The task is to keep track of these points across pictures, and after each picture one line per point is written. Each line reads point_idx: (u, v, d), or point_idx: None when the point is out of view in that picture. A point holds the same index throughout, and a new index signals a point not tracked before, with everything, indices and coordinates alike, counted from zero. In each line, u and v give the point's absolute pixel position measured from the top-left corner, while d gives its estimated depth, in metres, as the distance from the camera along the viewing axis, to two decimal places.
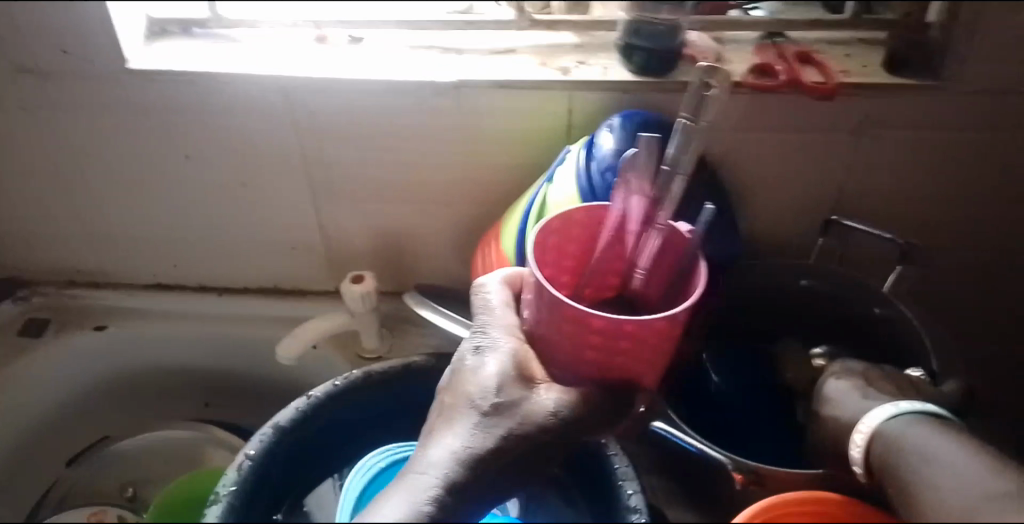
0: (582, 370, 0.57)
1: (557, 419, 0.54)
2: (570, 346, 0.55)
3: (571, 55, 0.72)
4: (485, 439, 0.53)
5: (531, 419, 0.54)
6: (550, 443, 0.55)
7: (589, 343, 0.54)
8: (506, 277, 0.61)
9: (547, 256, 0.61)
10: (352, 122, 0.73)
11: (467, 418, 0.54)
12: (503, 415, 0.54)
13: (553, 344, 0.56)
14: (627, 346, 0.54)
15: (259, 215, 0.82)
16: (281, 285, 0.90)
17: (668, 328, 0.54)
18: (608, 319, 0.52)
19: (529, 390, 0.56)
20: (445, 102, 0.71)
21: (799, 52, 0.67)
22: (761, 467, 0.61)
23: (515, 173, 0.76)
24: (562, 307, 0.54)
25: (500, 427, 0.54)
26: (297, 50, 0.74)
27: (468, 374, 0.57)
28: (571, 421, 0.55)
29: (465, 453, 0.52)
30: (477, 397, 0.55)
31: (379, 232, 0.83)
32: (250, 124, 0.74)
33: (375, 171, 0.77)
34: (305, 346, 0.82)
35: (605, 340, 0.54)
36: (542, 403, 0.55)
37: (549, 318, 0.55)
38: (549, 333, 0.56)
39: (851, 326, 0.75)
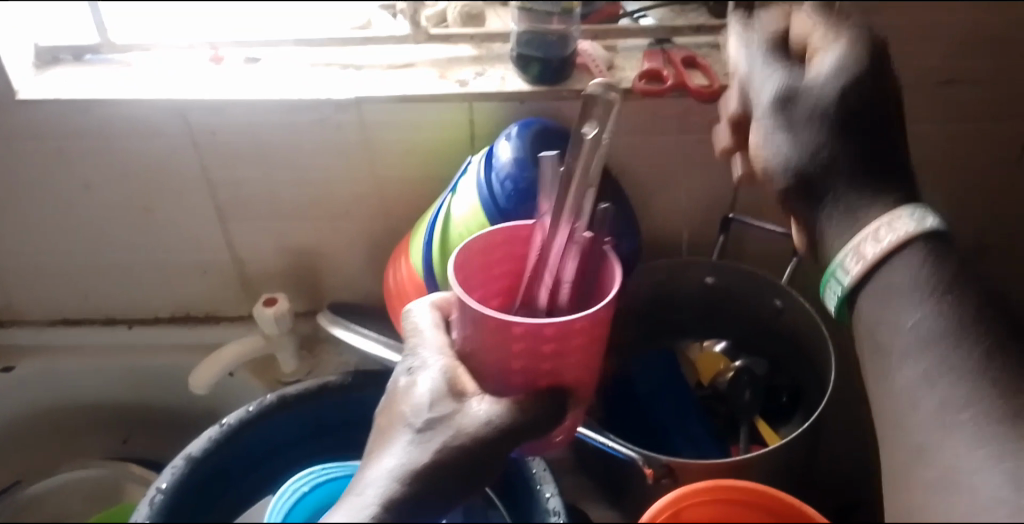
0: (513, 381, 0.55)
1: (492, 428, 0.52)
2: (493, 361, 0.55)
3: (469, 66, 0.74)
4: (419, 455, 0.50)
5: (465, 429, 0.51)
6: (488, 456, 0.52)
7: (513, 353, 0.54)
8: (436, 300, 0.60)
9: (475, 279, 0.61)
10: (254, 142, 0.73)
11: (400, 438, 0.52)
12: (437, 429, 0.52)
13: (477, 361, 0.56)
14: (550, 350, 0.53)
15: (166, 241, 0.81)
16: (195, 312, 0.88)
17: (588, 327, 0.54)
18: (527, 324, 0.52)
19: (463, 403, 0.53)
20: (347, 118, 0.71)
21: (685, 57, 0.70)
22: (669, 460, 0.62)
23: (423, 185, 0.77)
24: (481, 318, 0.53)
25: (435, 439, 0.51)
26: (192, 71, 0.73)
27: (402, 394, 0.55)
28: (506, 429, 0.52)
29: (400, 472, 0.50)
30: (410, 416, 0.53)
31: (292, 252, 0.82)
32: (150, 149, 0.73)
33: (283, 191, 0.77)
34: (220, 372, 0.81)
35: (527, 348, 0.53)
36: (475, 414, 0.52)
37: (474, 333, 0.54)
38: (475, 348, 0.55)
39: (758, 321, 0.76)
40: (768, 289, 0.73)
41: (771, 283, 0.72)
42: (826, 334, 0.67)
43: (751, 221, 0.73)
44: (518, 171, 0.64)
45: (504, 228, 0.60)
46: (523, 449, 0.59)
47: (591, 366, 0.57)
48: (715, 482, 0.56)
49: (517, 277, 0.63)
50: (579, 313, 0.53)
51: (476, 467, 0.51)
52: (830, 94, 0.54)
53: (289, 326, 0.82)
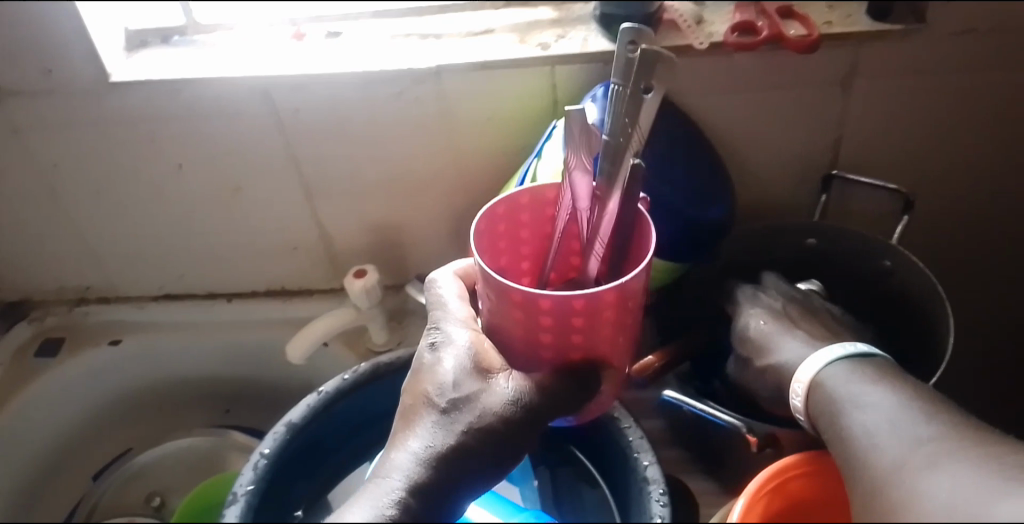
0: (544, 355, 0.54)
1: (516, 408, 0.52)
2: (522, 333, 0.53)
3: (549, 29, 0.72)
4: (444, 437, 0.51)
5: (489, 410, 0.52)
6: (512, 435, 0.53)
7: (542, 326, 0.51)
8: (460, 271, 0.61)
9: (499, 243, 0.61)
10: (337, 117, 0.73)
11: (425, 418, 0.53)
12: (461, 409, 0.52)
13: (505, 333, 0.54)
14: (581, 323, 0.51)
15: (257, 218, 0.82)
16: (287, 287, 0.89)
17: (621, 297, 0.51)
18: (554, 298, 0.49)
19: (487, 381, 0.54)
20: (428, 89, 0.70)
21: (779, 8, 0.66)
22: (774, 429, 0.60)
23: (506, 155, 0.76)
24: (506, 292, 0.51)
25: (459, 421, 0.52)
26: (274, 49, 0.74)
27: (425, 372, 0.55)
28: (531, 408, 0.53)
29: (423, 455, 0.50)
30: (434, 395, 0.53)
31: (377, 226, 0.83)
32: (238, 128, 0.74)
33: (367, 165, 0.77)
34: (313, 345, 0.82)
35: (557, 321, 0.51)
36: (499, 392, 0.53)
37: (500, 305, 0.52)
38: (501, 321, 0.54)
39: (865, 285, 0.73)
40: (876, 249, 0.69)
41: (880, 243, 0.69)
42: (948, 306, 0.64)
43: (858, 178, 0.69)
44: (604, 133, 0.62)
45: (529, 189, 0.58)
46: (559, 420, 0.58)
47: (624, 338, 0.55)
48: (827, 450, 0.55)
49: (544, 236, 0.62)
50: (610, 283, 0.49)
51: (502, 445, 0.52)
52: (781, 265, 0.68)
53: (378, 299, 0.83)
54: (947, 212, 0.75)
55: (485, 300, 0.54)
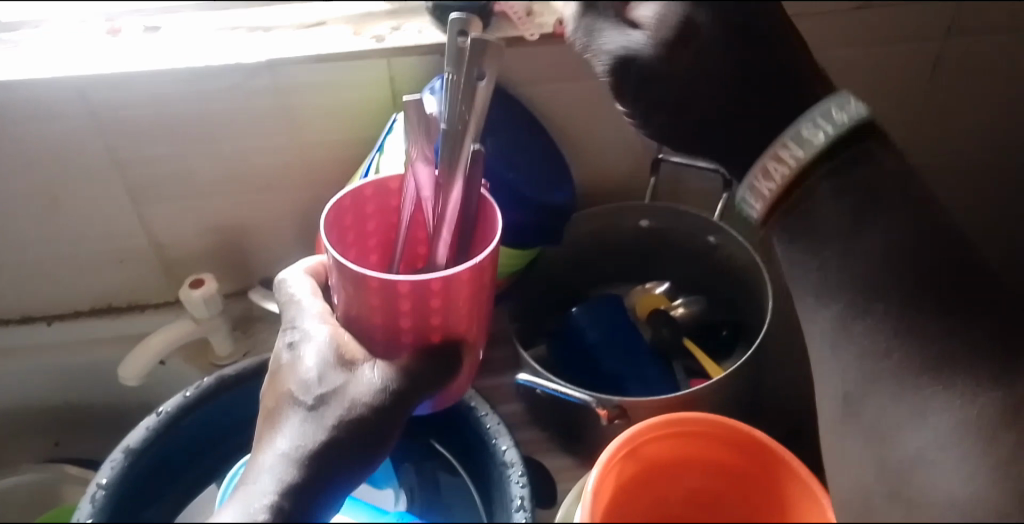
0: (403, 340, 0.55)
1: (385, 394, 0.52)
2: (379, 322, 0.54)
3: (384, 21, 0.72)
4: (314, 434, 0.50)
5: (358, 400, 0.52)
6: (386, 422, 0.52)
7: (400, 311, 0.53)
8: (308, 268, 0.61)
9: (347, 237, 0.60)
10: (163, 116, 0.69)
11: (292, 417, 0.51)
12: (329, 403, 0.52)
13: (362, 323, 0.55)
14: (439, 304, 0.53)
15: (78, 230, 0.76)
16: (117, 303, 0.83)
17: (479, 277, 0.53)
18: (412, 281, 0.51)
19: (351, 373, 0.53)
20: (260, 84, 0.68)
21: None
22: (623, 400, 0.63)
23: (346, 149, 0.75)
24: (363, 281, 0.52)
25: (330, 413, 0.51)
26: (87, 46, 0.69)
27: (285, 370, 0.54)
28: (399, 393, 0.53)
29: (295, 453, 0.49)
30: (299, 393, 0.52)
31: (215, 231, 0.79)
32: (50, 131, 0.69)
33: (199, 166, 0.74)
34: (150, 362, 0.77)
35: (415, 305, 0.53)
36: (366, 382, 0.53)
37: (357, 295, 0.53)
38: (360, 312, 0.54)
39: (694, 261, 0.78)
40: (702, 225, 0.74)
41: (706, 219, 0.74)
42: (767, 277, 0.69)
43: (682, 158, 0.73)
44: None
45: (373, 180, 0.59)
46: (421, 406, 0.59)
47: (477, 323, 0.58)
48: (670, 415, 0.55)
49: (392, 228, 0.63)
50: (466, 263, 0.52)
51: (375, 436, 0.52)
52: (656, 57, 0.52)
53: (220, 308, 0.79)
54: None
55: (340, 294, 0.55)
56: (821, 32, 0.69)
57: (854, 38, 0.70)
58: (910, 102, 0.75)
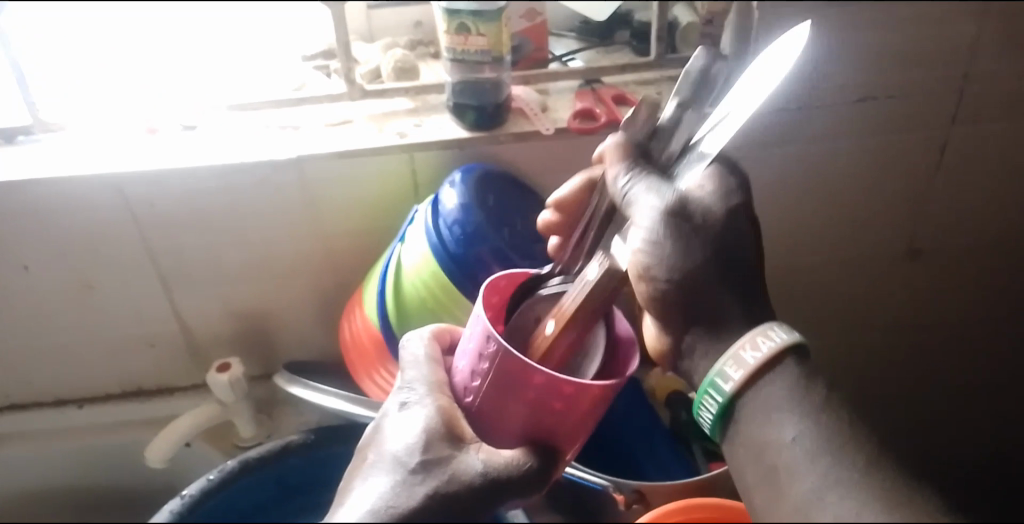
0: (510, 434, 0.53)
1: (486, 479, 0.49)
2: (500, 408, 0.52)
3: (406, 118, 0.75)
4: (405, 498, 0.48)
5: (458, 477, 0.49)
6: (475, 509, 0.49)
7: (523, 400, 0.51)
8: (434, 332, 0.58)
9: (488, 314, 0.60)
10: (197, 208, 0.73)
11: (388, 476, 0.49)
12: (428, 473, 0.49)
13: (481, 409, 0.53)
14: (560, 406, 0.51)
15: (113, 316, 0.79)
16: (145, 386, 0.86)
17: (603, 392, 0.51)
18: (547, 373, 0.50)
19: (459, 450, 0.51)
20: (290, 178, 0.72)
21: (616, 95, 0.73)
22: (640, 485, 0.63)
23: (370, 238, 0.78)
24: (502, 360, 0.51)
25: (419, 487, 0.48)
26: (127, 145, 0.73)
27: (389, 435, 0.52)
28: (500, 483, 0.49)
29: (383, 513, 0.47)
30: (401, 454, 0.50)
31: (243, 316, 0.82)
32: (91, 222, 0.72)
33: (228, 254, 0.77)
34: (175, 445, 0.79)
35: (536, 402, 0.51)
36: (470, 464, 0.50)
37: (487, 373, 0.52)
38: (480, 391, 0.53)
39: None
40: None
41: None
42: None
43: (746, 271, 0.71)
44: (464, 217, 0.65)
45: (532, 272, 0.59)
46: None
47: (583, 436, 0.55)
48: (685, 502, 0.56)
49: None
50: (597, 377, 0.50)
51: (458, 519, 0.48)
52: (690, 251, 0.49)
53: (245, 391, 0.81)
54: (777, 268, 0.83)
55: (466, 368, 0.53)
56: (828, 121, 0.72)
57: (860, 130, 0.73)
58: (917, 191, 0.77)
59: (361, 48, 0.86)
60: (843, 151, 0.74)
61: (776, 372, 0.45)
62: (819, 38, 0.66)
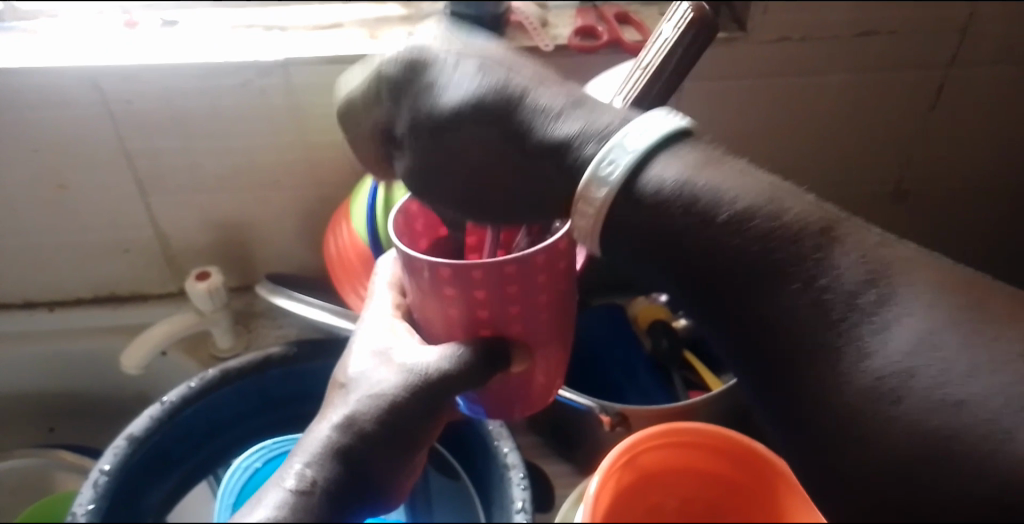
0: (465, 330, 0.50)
1: (417, 382, 0.47)
2: (441, 306, 0.50)
3: (399, 26, 0.72)
4: (339, 408, 0.46)
5: (425, 371, 0.47)
6: (410, 416, 0.46)
7: (447, 298, 0.49)
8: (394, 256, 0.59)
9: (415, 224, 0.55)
10: (177, 110, 0.70)
11: (332, 398, 0.49)
12: (360, 382, 0.48)
13: (425, 309, 0.51)
14: (480, 295, 0.48)
15: None
16: (117, 292, 0.83)
17: (552, 260, 0.48)
18: (451, 266, 0.47)
19: (386, 355, 0.50)
20: (275, 82, 0.69)
21: (616, 14, 0.71)
22: (624, 408, 0.63)
23: (357, 151, 0.76)
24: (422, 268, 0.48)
25: (385, 379, 0.47)
26: (104, 38, 0.69)
27: (367, 339, 0.53)
28: (430, 384, 0.47)
29: (327, 421, 0.45)
30: (342, 378, 0.50)
31: (222, 225, 0.80)
32: None
33: (209, 159, 0.74)
34: (151, 353, 0.77)
35: (460, 293, 0.48)
36: (395, 366, 0.49)
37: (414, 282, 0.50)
38: (420, 299, 0.50)
39: None
40: None
41: None
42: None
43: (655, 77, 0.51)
44: None
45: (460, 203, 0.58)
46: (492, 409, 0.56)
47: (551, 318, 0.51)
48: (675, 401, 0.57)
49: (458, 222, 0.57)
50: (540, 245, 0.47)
51: (397, 433, 0.45)
52: (738, 214, 0.38)
53: (223, 302, 0.80)
54: None
55: (407, 269, 0.49)
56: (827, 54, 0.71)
57: (860, 65, 0.72)
58: None
59: None
60: (844, 83, 0.73)
61: (824, 264, 0.37)
62: None
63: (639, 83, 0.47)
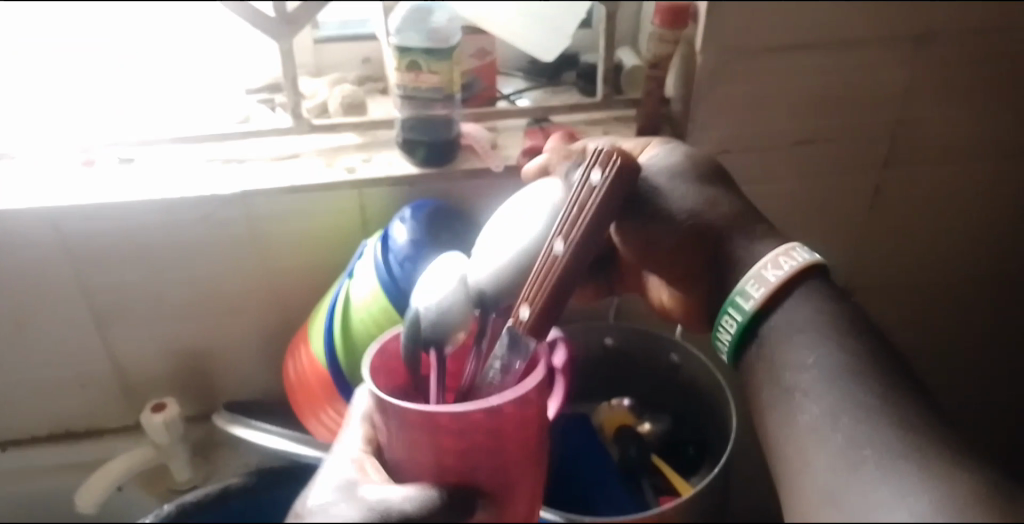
0: (433, 478, 0.52)
1: (379, 517, 0.47)
2: (410, 450, 0.52)
3: (356, 153, 0.75)
4: None
5: (388, 510, 0.47)
6: None
7: (417, 441, 0.51)
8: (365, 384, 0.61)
9: (393, 364, 0.58)
10: (136, 244, 0.71)
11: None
12: (318, 515, 0.48)
13: (391, 455, 0.54)
14: (451, 443, 0.51)
15: (42, 357, 0.76)
16: (74, 429, 0.82)
17: (519, 412, 0.51)
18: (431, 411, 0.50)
19: (350, 484, 0.50)
20: (234, 213, 0.71)
21: (565, 132, 0.74)
22: (593, 523, 0.62)
23: (317, 274, 0.77)
24: (401, 414, 0.51)
25: (347, 516, 0.47)
26: (61, 177, 0.70)
27: (329, 470, 0.53)
28: (393, 521, 0.47)
29: None
30: (300, 507, 0.50)
31: (182, 354, 0.79)
32: (17, 258, 0.69)
33: (168, 290, 0.74)
34: (109, 489, 0.76)
35: (429, 439, 0.51)
36: (356, 499, 0.49)
37: (389, 424, 0.52)
38: (392, 441, 0.53)
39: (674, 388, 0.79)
40: (666, 345, 0.76)
41: (670, 340, 0.76)
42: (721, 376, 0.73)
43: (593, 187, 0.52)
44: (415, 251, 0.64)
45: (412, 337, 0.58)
46: None
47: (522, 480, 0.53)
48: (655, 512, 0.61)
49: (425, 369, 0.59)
50: (509, 396, 0.50)
51: None
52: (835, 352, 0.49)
53: (182, 433, 0.78)
54: None
55: (378, 409, 0.52)
56: (767, 163, 0.74)
57: (801, 170, 0.75)
58: (853, 230, 0.80)
59: (307, 82, 0.84)
60: (785, 189, 0.76)
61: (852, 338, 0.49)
62: (760, 83, 0.69)
63: (580, 222, 0.50)
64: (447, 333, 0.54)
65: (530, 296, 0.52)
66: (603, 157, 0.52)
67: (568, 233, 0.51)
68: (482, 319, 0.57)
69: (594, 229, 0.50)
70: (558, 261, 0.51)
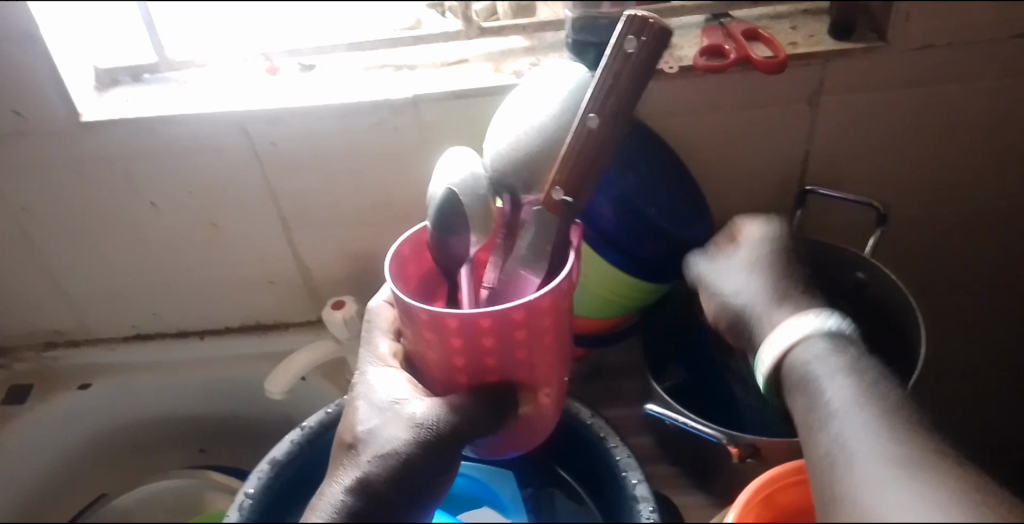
0: (469, 374, 0.55)
1: (428, 433, 0.51)
2: (449, 353, 0.54)
3: (523, 58, 0.74)
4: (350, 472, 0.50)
5: (434, 424, 0.52)
6: (427, 465, 0.50)
7: (454, 346, 0.53)
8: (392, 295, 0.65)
9: (408, 267, 0.61)
10: (314, 150, 0.74)
11: (344, 458, 0.53)
12: (368, 441, 0.53)
13: (427, 359, 0.57)
14: (491, 343, 0.53)
15: (233, 254, 0.82)
16: (263, 322, 0.89)
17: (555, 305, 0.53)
18: (464, 316, 0.51)
19: (399, 405, 0.54)
20: (405, 119, 0.72)
21: (746, 30, 0.69)
22: (757, 439, 0.59)
23: None
24: (442, 320, 0.52)
25: (396, 437, 0.52)
26: (248, 84, 0.75)
27: (375, 386, 0.57)
28: (439, 432, 0.51)
29: (351, 481, 0.50)
30: (351, 433, 0.54)
31: (357, 256, 0.83)
32: (208, 160, 0.74)
33: (345, 195, 0.78)
34: (294, 379, 0.82)
35: (467, 341, 0.53)
36: (406, 419, 0.53)
37: (422, 329, 0.54)
38: (425, 346, 0.55)
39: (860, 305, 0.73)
40: (853, 261, 0.71)
41: (856, 255, 0.70)
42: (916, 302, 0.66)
43: (610, 70, 0.53)
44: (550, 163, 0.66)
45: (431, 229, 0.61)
46: (498, 445, 0.61)
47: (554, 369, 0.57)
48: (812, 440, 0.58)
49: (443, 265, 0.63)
50: (545, 291, 0.52)
51: (414, 482, 0.50)
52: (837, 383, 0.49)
53: (358, 330, 0.82)
54: (919, 218, 0.77)
55: (411, 319, 0.54)
56: (981, 61, 0.65)
57: (1023, 68, 0.65)
58: None
59: None
60: (993, 92, 0.67)
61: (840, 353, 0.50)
62: None
63: (612, 91, 0.53)
64: (466, 223, 0.55)
65: (561, 178, 0.55)
66: (635, 25, 0.52)
67: (601, 107, 0.53)
68: (507, 210, 0.60)
69: (623, 99, 0.53)
70: (595, 135, 0.53)
